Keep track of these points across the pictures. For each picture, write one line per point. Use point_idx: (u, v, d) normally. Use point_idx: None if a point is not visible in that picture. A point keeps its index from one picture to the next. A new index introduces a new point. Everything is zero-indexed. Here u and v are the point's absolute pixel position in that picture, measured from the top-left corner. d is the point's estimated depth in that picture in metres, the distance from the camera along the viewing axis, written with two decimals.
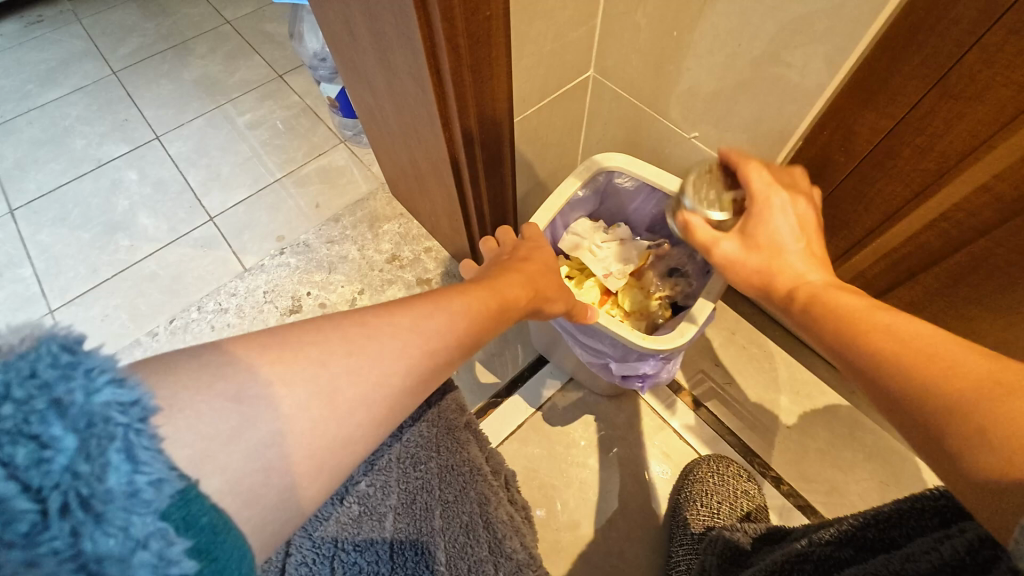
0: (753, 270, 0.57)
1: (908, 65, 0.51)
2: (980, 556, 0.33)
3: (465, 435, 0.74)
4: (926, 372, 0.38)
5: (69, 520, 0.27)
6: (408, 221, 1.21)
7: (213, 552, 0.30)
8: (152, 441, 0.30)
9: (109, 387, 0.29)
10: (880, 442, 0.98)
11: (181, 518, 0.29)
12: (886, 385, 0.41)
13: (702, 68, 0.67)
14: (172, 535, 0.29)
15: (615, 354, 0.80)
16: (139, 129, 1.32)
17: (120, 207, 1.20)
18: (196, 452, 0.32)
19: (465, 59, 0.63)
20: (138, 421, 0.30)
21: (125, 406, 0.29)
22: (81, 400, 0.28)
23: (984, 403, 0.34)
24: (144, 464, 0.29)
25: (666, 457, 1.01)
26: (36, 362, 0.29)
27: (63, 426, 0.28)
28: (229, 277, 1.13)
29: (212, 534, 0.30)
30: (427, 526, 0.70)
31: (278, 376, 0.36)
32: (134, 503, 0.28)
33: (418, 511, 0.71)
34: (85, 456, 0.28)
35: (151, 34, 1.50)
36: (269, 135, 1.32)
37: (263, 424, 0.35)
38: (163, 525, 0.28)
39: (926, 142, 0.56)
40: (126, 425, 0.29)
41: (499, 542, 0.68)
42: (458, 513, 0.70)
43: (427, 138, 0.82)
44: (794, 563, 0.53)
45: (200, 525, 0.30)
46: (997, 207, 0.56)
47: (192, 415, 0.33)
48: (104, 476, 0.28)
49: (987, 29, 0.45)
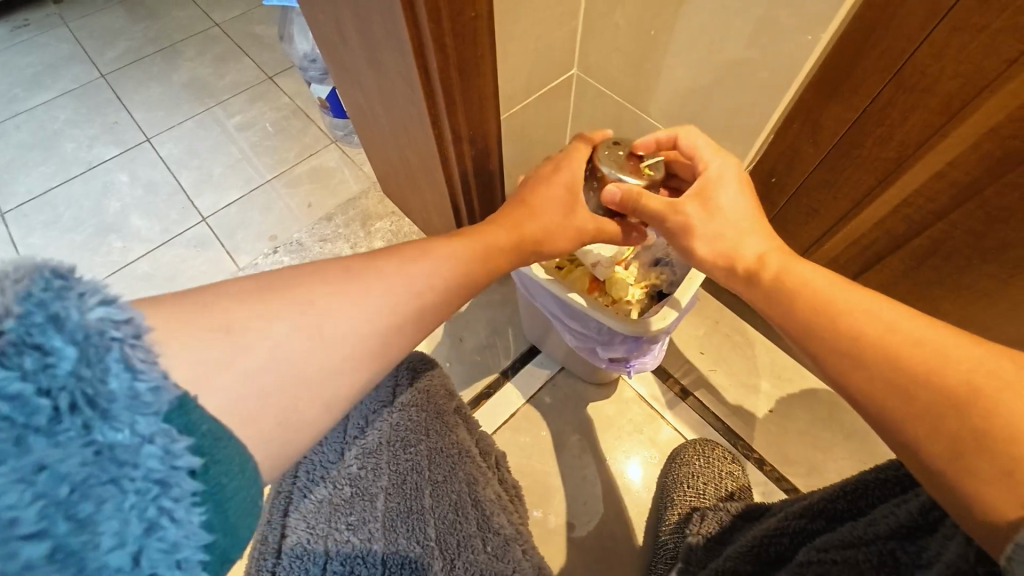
0: (715, 239, 0.50)
1: (931, 34, 0.44)
2: (931, 516, 0.36)
3: (453, 419, 0.70)
4: (915, 363, 0.35)
5: (80, 417, 0.27)
6: (398, 219, 1.19)
7: (216, 455, 0.30)
8: (147, 355, 0.29)
9: (103, 304, 0.28)
10: (857, 422, 0.92)
11: (183, 424, 0.29)
12: (874, 373, 0.36)
13: (681, 65, 0.63)
14: (174, 435, 0.29)
15: (600, 338, 0.70)
16: (128, 131, 1.39)
17: (110, 209, 1.26)
18: (197, 370, 0.32)
19: (452, 60, 0.57)
20: (132, 337, 0.29)
21: (117, 322, 0.28)
22: (77, 316, 0.27)
23: (984, 403, 0.31)
24: (142, 372, 0.28)
25: (652, 442, 0.95)
26: (33, 286, 0.27)
27: (63, 339, 0.27)
28: (223, 276, 1.16)
29: (212, 440, 0.30)
30: (417, 504, 0.64)
31: (282, 317, 0.35)
32: (137, 405, 0.28)
33: (409, 490, 0.65)
34: (87, 361, 0.27)
35: (138, 38, 1.60)
36: (259, 137, 1.37)
37: (254, 350, 0.34)
38: (166, 426, 0.28)
39: (885, 132, 0.53)
40: (121, 340, 0.28)
41: (486, 518, 0.64)
42: (446, 491, 0.65)
43: (416, 137, 0.75)
44: (770, 537, 0.52)
45: (200, 432, 0.30)
46: (954, 193, 0.53)
47: (183, 340, 0.32)
48: (108, 378, 0.27)
49: (936, 25, 0.43)
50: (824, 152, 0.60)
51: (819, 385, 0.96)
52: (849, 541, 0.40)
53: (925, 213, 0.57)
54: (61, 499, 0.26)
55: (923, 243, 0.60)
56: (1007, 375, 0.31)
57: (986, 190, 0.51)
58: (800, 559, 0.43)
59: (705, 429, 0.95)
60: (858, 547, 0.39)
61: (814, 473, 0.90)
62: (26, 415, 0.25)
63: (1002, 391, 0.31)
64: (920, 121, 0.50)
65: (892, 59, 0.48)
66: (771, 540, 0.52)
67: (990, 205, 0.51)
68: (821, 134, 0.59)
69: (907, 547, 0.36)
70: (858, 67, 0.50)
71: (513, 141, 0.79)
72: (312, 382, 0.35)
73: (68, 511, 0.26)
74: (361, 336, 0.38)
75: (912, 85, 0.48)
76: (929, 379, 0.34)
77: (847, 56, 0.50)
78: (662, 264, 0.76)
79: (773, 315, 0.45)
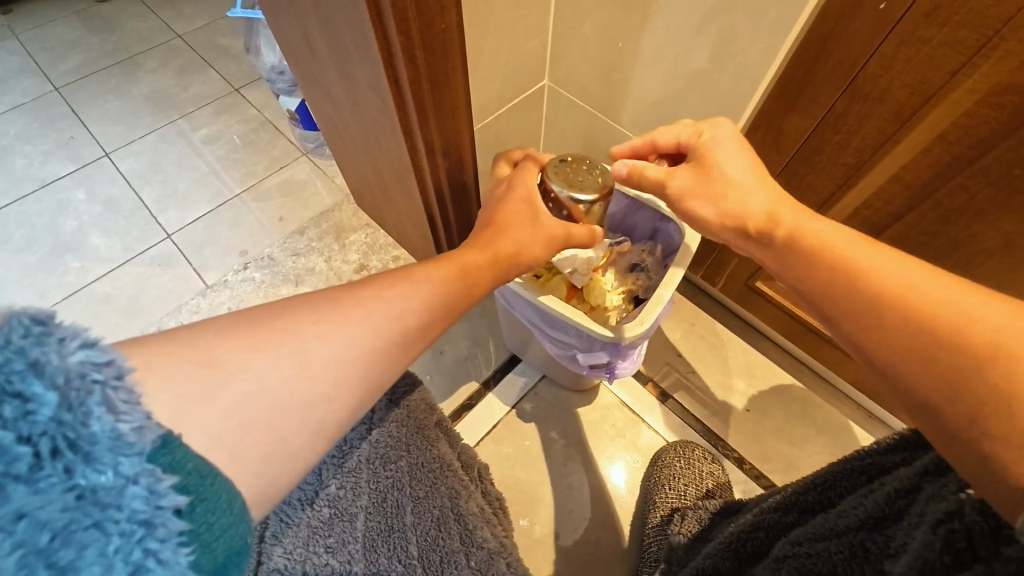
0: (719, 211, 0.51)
1: (879, 47, 0.47)
2: (896, 505, 0.36)
3: (434, 434, 0.68)
4: (935, 314, 0.34)
5: (61, 461, 0.26)
6: (374, 231, 1.17)
7: (203, 493, 0.29)
8: (130, 396, 0.29)
9: (82, 347, 0.28)
10: (831, 417, 0.95)
11: (169, 462, 0.28)
12: (888, 323, 0.36)
13: (649, 76, 0.65)
14: (159, 474, 0.28)
15: (580, 345, 0.70)
16: (86, 146, 1.34)
17: (67, 228, 1.20)
18: (178, 407, 0.32)
19: (423, 73, 0.57)
20: (114, 378, 0.29)
21: (98, 364, 0.28)
22: (57, 360, 0.27)
23: (997, 354, 0.30)
24: (126, 413, 0.28)
25: (635, 446, 0.96)
26: (10, 333, 0.27)
27: (43, 383, 0.26)
28: (190, 295, 1.11)
29: (198, 477, 0.29)
30: (399, 522, 0.64)
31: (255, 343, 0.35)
32: (120, 447, 0.27)
33: (389, 509, 0.64)
34: (67, 405, 0.26)
35: (95, 50, 1.55)
36: (227, 149, 1.33)
37: (235, 384, 0.34)
38: (150, 465, 0.28)
39: (843, 139, 0.56)
40: (102, 382, 0.28)
41: (470, 533, 0.62)
42: (429, 507, 0.64)
43: (389, 148, 0.75)
44: (748, 533, 0.53)
45: (187, 469, 0.29)
46: (908, 195, 0.56)
47: (165, 378, 0.32)
48: (89, 420, 0.27)
49: (883, 38, 0.46)
50: (788, 159, 0.63)
51: (793, 382, 0.99)
52: (822, 532, 0.41)
53: (883, 215, 0.60)
54: (41, 547, 0.25)
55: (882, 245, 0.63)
56: None
57: (937, 194, 0.54)
58: (776, 555, 0.44)
59: (686, 431, 0.96)
60: (831, 538, 0.39)
61: (791, 469, 0.92)
62: (6, 463, 0.25)
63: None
64: (873, 128, 0.53)
65: (845, 70, 0.50)
66: (749, 535, 0.53)
67: (941, 206, 0.54)
68: (783, 142, 0.61)
69: (876, 537, 0.36)
70: (814, 77, 0.53)
71: (487, 151, 0.79)
72: (290, 409, 0.35)
73: (48, 559, 0.25)
74: (335, 359, 0.37)
75: (864, 95, 0.51)
76: (953, 332, 0.33)
77: (804, 67, 0.53)
78: (635, 270, 0.77)
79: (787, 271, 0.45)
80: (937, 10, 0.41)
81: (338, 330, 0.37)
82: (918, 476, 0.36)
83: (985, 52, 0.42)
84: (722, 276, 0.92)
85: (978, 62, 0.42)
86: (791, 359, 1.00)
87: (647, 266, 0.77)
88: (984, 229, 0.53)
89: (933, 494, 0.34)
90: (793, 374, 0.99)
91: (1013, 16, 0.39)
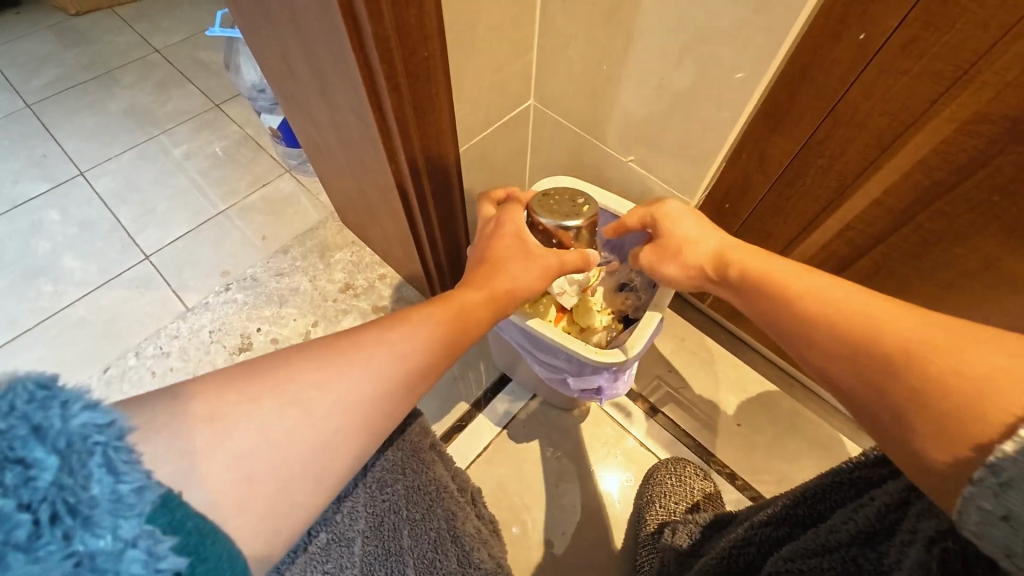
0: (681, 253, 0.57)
1: (860, 76, 0.47)
2: (888, 520, 0.36)
3: (430, 457, 0.63)
4: (859, 330, 0.37)
5: (59, 527, 0.24)
6: (360, 249, 1.15)
7: (204, 553, 0.28)
8: (130, 456, 0.28)
9: (86, 408, 0.27)
10: (820, 430, 0.96)
11: (169, 522, 0.28)
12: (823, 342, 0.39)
13: (634, 99, 0.65)
14: (159, 535, 0.27)
15: (570, 370, 0.70)
16: (60, 165, 1.30)
17: (40, 250, 1.16)
18: (181, 462, 0.31)
19: (406, 99, 0.56)
20: (116, 439, 0.28)
21: (99, 425, 0.27)
22: (60, 423, 0.26)
23: (906, 360, 0.33)
24: (125, 474, 0.27)
25: (628, 464, 0.95)
26: (12, 399, 0.26)
27: (43, 446, 0.26)
28: (169, 318, 1.08)
29: (200, 537, 0.29)
30: (396, 545, 0.60)
31: (250, 394, 0.34)
32: (119, 508, 0.26)
33: (387, 531, 0.60)
34: (68, 469, 0.26)
35: (70, 65, 1.51)
36: (207, 166, 1.31)
37: (239, 434, 0.33)
38: (149, 527, 0.27)
39: (826, 163, 0.57)
40: (104, 444, 0.27)
41: (467, 553, 0.60)
42: (425, 530, 0.61)
43: (373, 171, 0.74)
44: (739, 548, 0.53)
45: (187, 529, 0.28)
46: (890, 218, 0.57)
47: (169, 433, 0.31)
48: (90, 483, 0.26)
49: (863, 67, 0.46)
50: (772, 181, 0.63)
51: (782, 395, 0.99)
52: (813, 548, 0.41)
53: (867, 236, 0.61)
54: None
55: (866, 264, 0.64)
56: (936, 338, 0.33)
57: (918, 217, 0.54)
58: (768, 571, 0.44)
59: (678, 447, 0.96)
60: (822, 554, 0.39)
61: (781, 483, 0.92)
62: (4, 532, 0.24)
63: (936, 354, 0.32)
64: (857, 152, 0.53)
65: (826, 96, 0.51)
66: (739, 550, 0.53)
67: (923, 228, 0.55)
68: (768, 164, 0.61)
69: (869, 553, 0.36)
70: (797, 103, 0.53)
71: (474, 172, 0.78)
72: (286, 456, 0.34)
73: None
74: (321, 406, 0.36)
75: (845, 121, 0.51)
76: (872, 344, 0.36)
77: (787, 91, 0.53)
78: (624, 290, 0.78)
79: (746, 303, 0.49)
80: (916, 41, 0.42)
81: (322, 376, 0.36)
82: (907, 490, 0.36)
83: (962, 83, 0.42)
84: (710, 292, 0.92)
85: (956, 93, 0.43)
86: (779, 372, 1.01)
87: (636, 285, 0.77)
88: (964, 252, 0.54)
89: (922, 511, 0.34)
90: (781, 387, 1.00)
91: (988, 49, 0.39)
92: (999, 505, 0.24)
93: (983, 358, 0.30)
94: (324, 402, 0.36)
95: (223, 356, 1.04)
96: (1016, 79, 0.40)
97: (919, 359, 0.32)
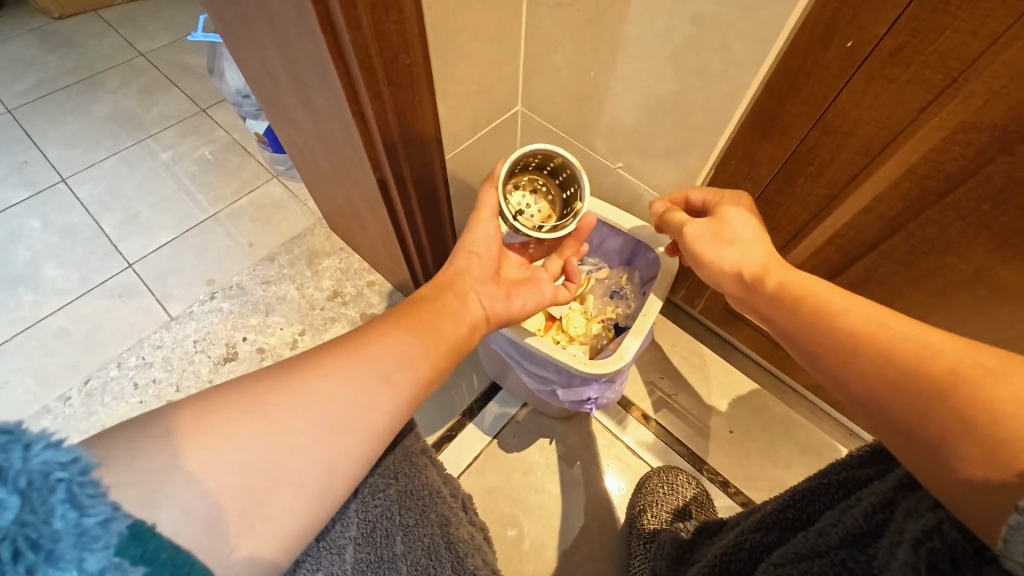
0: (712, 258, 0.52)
1: (848, 83, 0.47)
2: (874, 520, 0.35)
3: (422, 461, 0.56)
4: (903, 353, 0.35)
5: (22, 564, 0.23)
6: (348, 255, 1.14)
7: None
8: (96, 490, 0.27)
9: (49, 444, 0.25)
10: (812, 436, 0.95)
11: (140, 554, 0.26)
12: (862, 363, 0.37)
13: (622, 105, 0.64)
14: (127, 567, 0.26)
15: (560, 381, 0.69)
16: (41, 171, 1.28)
17: (20, 258, 1.14)
18: (146, 491, 0.31)
19: (388, 106, 0.55)
20: (82, 474, 0.26)
21: (62, 462, 0.26)
22: (20, 463, 0.24)
23: (961, 386, 0.31)
24: (90, 507, 0.26)
25: (620, 473, 0.94)
26: None
27: (3, 484, 0.24)
28: (153, 328, 1.06)
29: (174, 566, 0.27)
30: (389, 553, 0.53)
31: (223, 419, 0.35)
32: (85, 541, 0.25)
33: (379, 539, 0.53)
34: (30, 506, 0.24)
35: (53, 69, 1.49)
36: (193, 172, 1.29)
37: (210, 457, 0.33)
38: (118, 559, 0.26)
39: (816, 170, 0.56)
40: (68, 479, 0.26)
41: (462, 561, 0.54)
42: (419, 536, 0.54)
43: (358, 178, 0.72)
44: (730, 555, 0.52)
45: (160, 559, 0.27)
46: (880, 225, 0.56)
47: (136, 463, 0.31)
48: (53, 518, 0.25)
49: (851, 75, 0.46)
50: (761, 188, 0.62)
51: (774, 401, 0.99)
52: (803, 553, 0.39)
53: (857, 243, 0.60)
54: None
55: (857, 272, 0.63)
56: (993, 365, 0.31)
57: (909, 225, 0.54)
58: None
59: (670, 455, 0.95)
60: (812, 558, 0.38)
61: (774, 489, 0.91)
62: None
63: (988, 379, 0.31)
64: (846, 160, 0.52)
65: (814, 104, 0.50)
66: (731, 557, 0.51)
67: (914, 237, 0.54)
68: (757, 171, 0.61)
69: (858, 555, 0.35)
70: (786, 110, 0.52)
71: (461, 179, 0.77)
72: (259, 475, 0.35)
73: None
74: None
75: (834, 129, 0.51)
76: (922, 367, 0.34)
77: (775, 98, 0.52)
78: (615, 297, 0.77)
79: (769, 318, 0.46)
80: (903, 49, 0.41)
81: None
82: (894, 489, 0.35)
83: (951, 91, 0.42)
84: (702, 298, 0.92)
85: (945, 101, 0.42)
86: (771, 378, 1.00)
87: (626, 292, 0.76)
88: (955, 260, 0.53)
89: (909, 510, 0.33)
90: (773, 392, 1.00)
91: (977, 57, 0.39)
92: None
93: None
94: (293, 418, 0.36)
95: (208, 366, 1.02)
96: (1004, 88, 0.39)
97: (977, 386, 0.31)
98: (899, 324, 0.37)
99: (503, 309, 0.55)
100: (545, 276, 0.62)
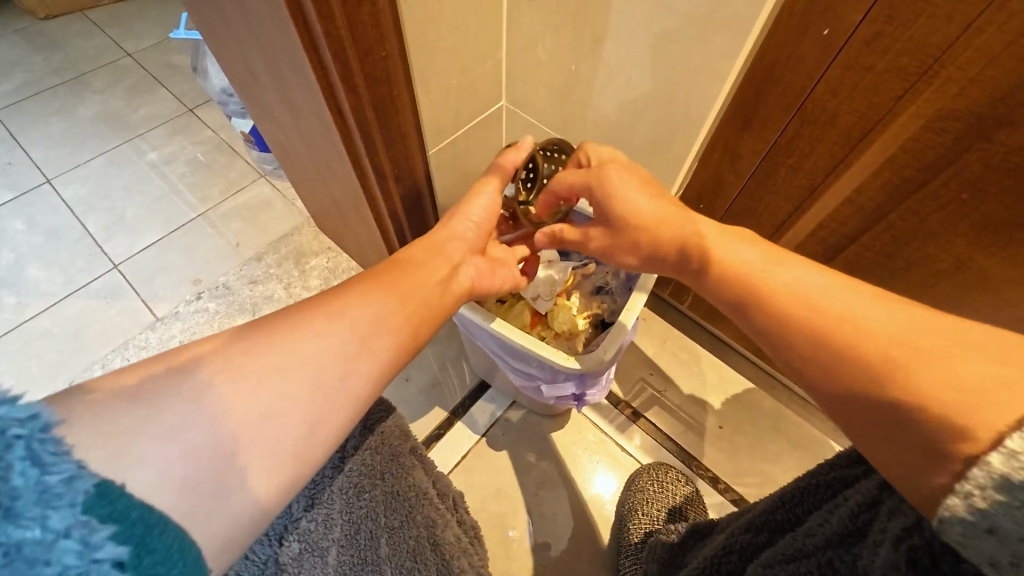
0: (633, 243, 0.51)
1: (825, 73, 0.46)
2: (859, 520, 0.34)
3: (410, 461, 0.53)
4: (836, 334, 0.35)
5: None
6: (336, 254, 1.13)
7: (151, 544, 0.25)
8: (59, 447, 0.25)
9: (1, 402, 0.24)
10: (802, 431, 0.95)
11: (109, 512, 0.25)
12: (797, 346, 0.37)
13: (604, 99, 0.63)
14: (95, 525, 0.24)
15: (544, 377, 0.68)
16: (26, 172, 1.27)
17: (4, 260, 1.13)
18: (113, 451, 0.28)
19: (366, 100, 0.54)
20: (40, 432, 0.25)
21: (17, 419, 0.24)
22: None
23: (892, 369, 0.31)
24: (52, 464, 0.24)
25: (610, 471, 0.93)
26: None
27: None
28: (138, 328, 1.05)
29: (145, 527, 0.26)
30: (373, 556, 0.50)
31: (219, 374, 0.33)
32: (48, 498, 0.24)
33: (363, 541, 0.50)
34: None
35: (40, 69, 1.48)
36: (180, 172, 1.27)
37: (191, 418, 0.31)
38: (85, 517, 0.24)
39: (798, 161, 0.56)
40: (26, 437, 0.24)
41: (446, 563, 0.52)
42: (403, 539, 0.51)
43: (340, 175, 0.72)
44: (721, 557, 0.51)
45: (131, 519, 0.25)
46: (862, 217, 0.56)
47: (101, 423, 0.28)
48: (9, 475, 0.23)
49: (828, 65, 0.45)
50: (744, 181, 0.62)
51: (764, 397, 0.98)
52: (789, 553, 0.39)
53: (840, 236, 0.60)
54: None
55: (840, 264, 0.63)
56: (921, 344, 0.31)
57: (890, 215, 0.53)
58: None
59: (660, 452, 0.94)
60: (799, 559, 0.37)
61: (764, 485, 0.91)
62: None
63: (917, 360, 0.31)
64: (826, 150, 0.52)
65: (792, 94, 0.50)
66: (721, 559, 0.51)
67: (896, 227, 0.54)
68: (740, 164, 0.60)
69: (844, 555, 0.34)
70: (766, 101, 0.52)
71: (446, 176, 0.76)
72: (247, 440, 0.32)
73: None
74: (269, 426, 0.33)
75: (813, 120, 0.51)
76: (852, 352, 0.34)
77: (754, 89, 0.52)
78: (601, 293, 0.76)
79: (705, 295, 0.47)
80: (880, 36, 0.41)
81: (270, 390, 0.34)
82: (879, 489, 0.35)
83: (927, 78, 0.41)
84: (689, 294, 0.91)
85: (921, 88, 0.42)
86: (761, 373, 1.00)
87: (612, 288, 0.75)
88: (937, 251, 0.53)
89: (893, 509, 0.32)
90: (762, 387, 0.99)
91: (951, 43, 0.38)
92: (984, 519, 0.23)
93: (967, 364, 0.29)
94: (273, 384, 0.34)
95: None
96: (980, 74, 0.39)
97: (908, 370, 0.31)
98: (832, 300, 0.37)
99: (486, 282, 0.57)
100: (511, 258, 0.64)
